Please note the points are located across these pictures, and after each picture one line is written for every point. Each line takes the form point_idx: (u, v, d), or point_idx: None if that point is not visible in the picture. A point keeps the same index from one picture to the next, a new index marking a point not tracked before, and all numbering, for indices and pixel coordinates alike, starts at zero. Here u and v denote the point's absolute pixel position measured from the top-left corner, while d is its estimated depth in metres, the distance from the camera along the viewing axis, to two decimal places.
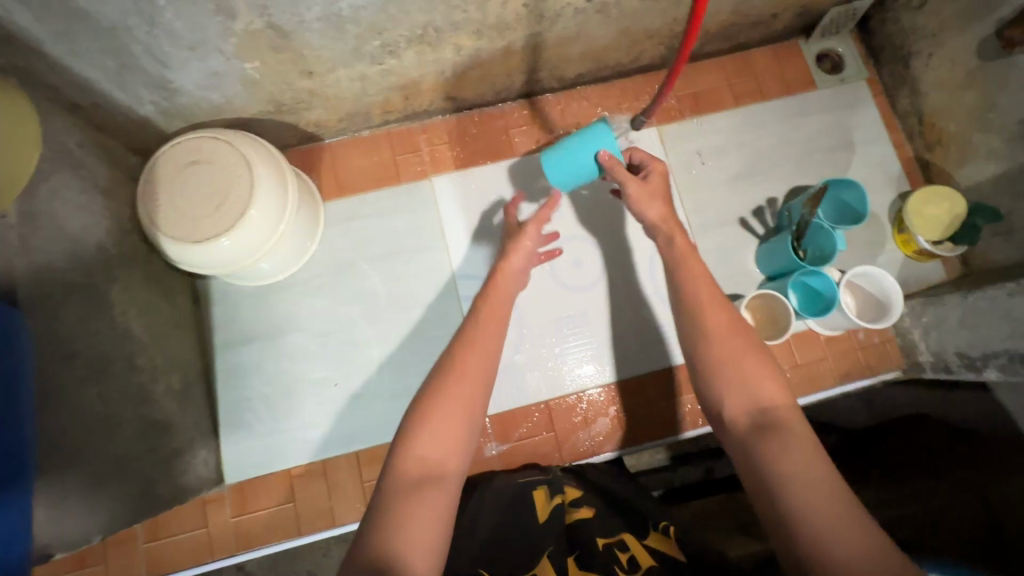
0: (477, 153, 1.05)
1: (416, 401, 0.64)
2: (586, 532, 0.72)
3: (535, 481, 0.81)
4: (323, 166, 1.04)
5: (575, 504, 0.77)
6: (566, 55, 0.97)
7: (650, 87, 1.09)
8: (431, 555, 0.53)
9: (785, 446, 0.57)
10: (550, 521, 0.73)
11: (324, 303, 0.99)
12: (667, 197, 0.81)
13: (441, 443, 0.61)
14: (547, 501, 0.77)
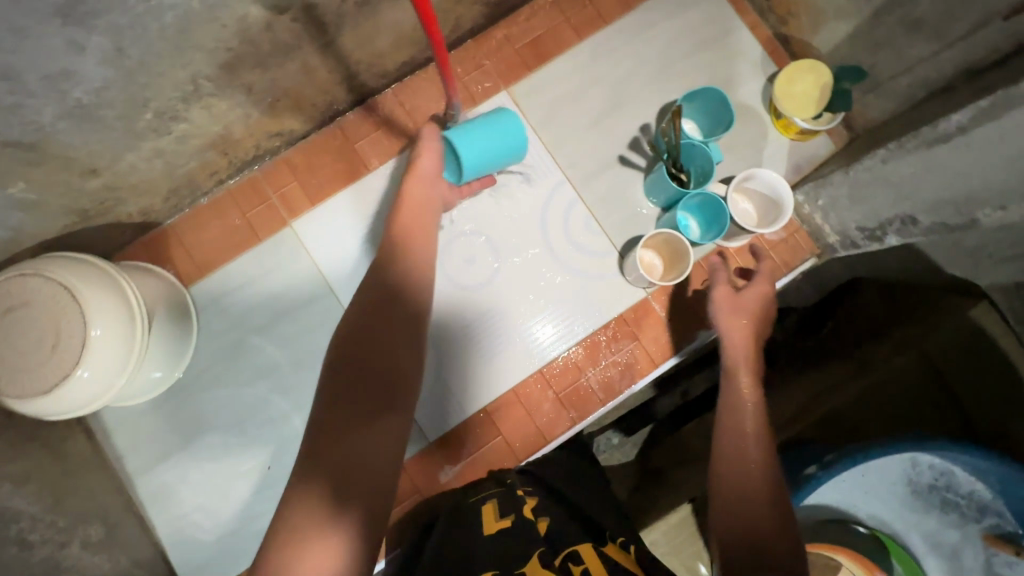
0: (329, 180, 0.96)
1: (379, 308, 0.65)
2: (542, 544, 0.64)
3: (491, 497, 0.75)
4: (170, 250, 0.94)
5: (538, 514, 0.70)
6: (377, 51, 0.87)
7: (485, 51, 1.00)
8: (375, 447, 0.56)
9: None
10: (500, 539, 0.65)
11: (227, 390, 0.94)
12: (759, 316, 0.82)
13: (409, 360, 0.63)
14: (496, 518, 0.69)
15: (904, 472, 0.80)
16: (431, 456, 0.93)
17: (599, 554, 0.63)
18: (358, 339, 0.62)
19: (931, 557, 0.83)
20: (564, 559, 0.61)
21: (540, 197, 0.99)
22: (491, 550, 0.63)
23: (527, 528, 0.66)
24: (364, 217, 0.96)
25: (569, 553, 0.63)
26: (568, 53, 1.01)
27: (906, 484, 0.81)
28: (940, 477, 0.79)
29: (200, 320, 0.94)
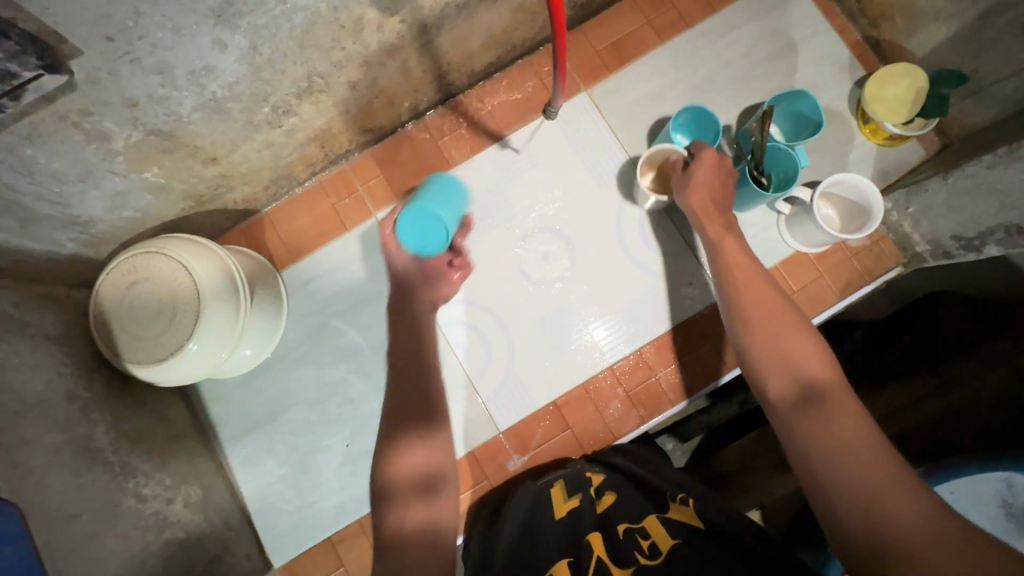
0: (413, 174, 1.01)
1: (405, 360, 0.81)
2: (607, 518, 0.67)
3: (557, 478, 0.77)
4: (266, 237, 1.00)
5: (601, 491, 0.72)
6: (468, 51, 0.91)
7: (567, 53, 1.02)
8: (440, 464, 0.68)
9: (827, 431, 0.56)
10: (573, 520, 0.68)
11: (312, 370, 0.99)
12: (715, 182, 0.82)
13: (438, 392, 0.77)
14: (565, 498, 0.72)
15: (996, 493, 0.75)
16: (500, 444, 0.95)
17: (662, 519, 0.64)
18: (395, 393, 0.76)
19: None
20: (631, 529, 0.64)
21: (617, 197, 1.00)
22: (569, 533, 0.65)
23: (595, 510, 0.69)
24: None
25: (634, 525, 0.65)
26: (650, 54, 1.02)
27: (1001, 510, 0.75)
28: None
29: (289, 302, 1.00)
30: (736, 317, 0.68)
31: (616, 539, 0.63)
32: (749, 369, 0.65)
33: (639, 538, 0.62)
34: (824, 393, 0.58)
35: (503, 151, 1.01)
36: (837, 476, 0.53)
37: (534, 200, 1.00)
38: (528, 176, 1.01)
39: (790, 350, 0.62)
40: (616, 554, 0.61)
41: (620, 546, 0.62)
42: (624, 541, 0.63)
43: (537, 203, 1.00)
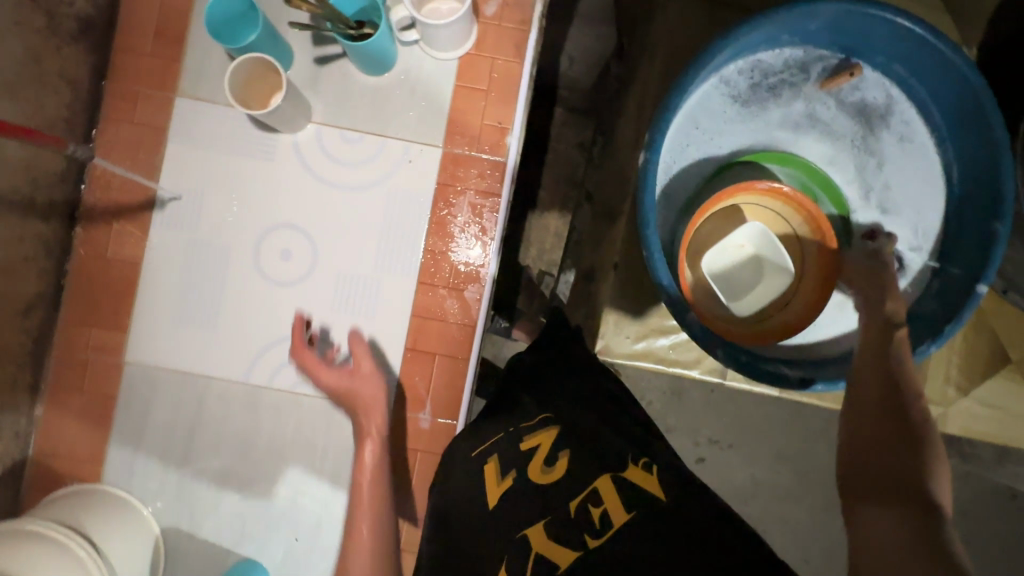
0: (118, 301, 0.92)
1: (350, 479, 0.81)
2: (561, 491, 0.70)
3: (495, 448, 0.76)
4: (56, 468, 0.90)
5: (552, 462, 0.73)
6: (21, 164, 0.80)
7: (128, 81, 0.91)
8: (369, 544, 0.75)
9: (880, 519, 0.51)
10: (510, 500, 0.71)
11: (212, 520, 0.92)
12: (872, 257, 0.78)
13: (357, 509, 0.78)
14: (499, 480, 0.73)
15: (723, 95, 0.84)
16: (402, 417, 0.93)
17: (615, 487, 0.68)
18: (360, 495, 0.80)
19: (805, 136, 0.85)
20: (583, 503, 0.68)
21: (291, 151, 0.93)
22: (518, 509, 0.70)
23: (547, 487, 0.71)
24: (175, 301, 0.92)
25: (586, 493, 0.69)
26: (192, 15, 0.91)
27: (733, 101, 0.84)
28: (751, 74, 0.84)
29: (135, 492, 0.92)
30: (852, 422, 0.62)
31: (567, 517, 0.67)
32: (847, 456, 0.60)
33: (591, 508, 0.67)
34: (902, 482, 0.53)
35: (166, 211, 0.92)
36: (861, 550, 0.50)
37: (233, 220, 0.92)
38: (206, 207, 0.92)
39: (889, 458, 0.56)
40: (568, 535, 0.66)
41: (573, 523, 0.66)
42: (576, 515, 0.67)
43: (237, 220, 0.92)
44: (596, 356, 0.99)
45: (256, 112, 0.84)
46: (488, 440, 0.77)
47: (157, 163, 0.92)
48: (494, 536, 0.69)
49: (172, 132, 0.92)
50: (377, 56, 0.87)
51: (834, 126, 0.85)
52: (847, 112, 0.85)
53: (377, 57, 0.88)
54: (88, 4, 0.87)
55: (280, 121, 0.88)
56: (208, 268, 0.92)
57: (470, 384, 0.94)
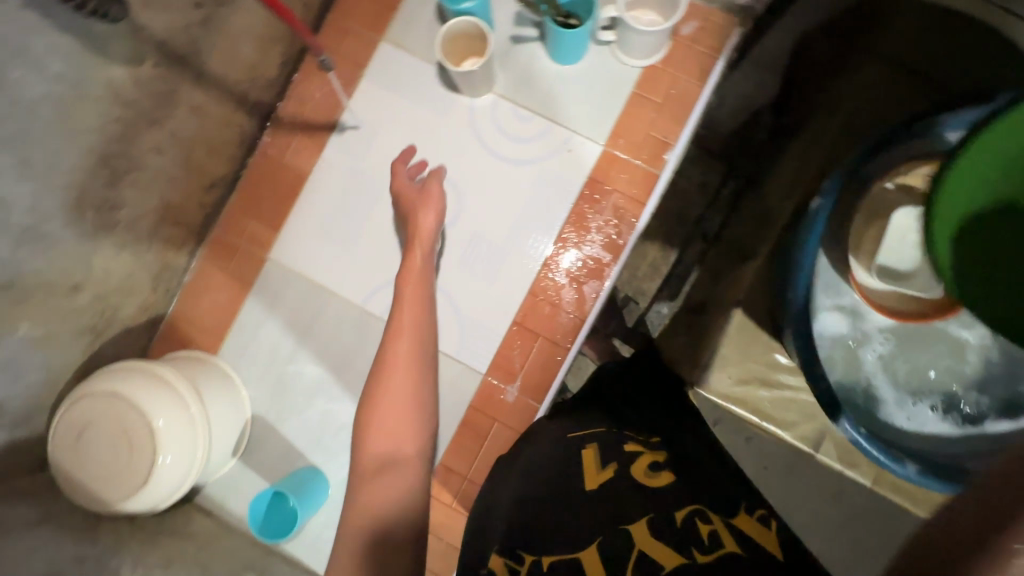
0: (279, 203, 1.01)
1: (371, 374, 0.78)
2: (664, 497, 0.67)
3: (594, 437, 0.79)
4: (185, 331, 1.01)
5: (655, 469, 0.72)
6: (249, 61, 0.90)
7: (347, 16, 1.01)
8: (392, 437, 0.73)
9: None
10: (607, 488, 0.70)
11: (296, 420, 0.99)
12: None
13: (386, 421, 0.74)
14: (598, 467, 0.73)
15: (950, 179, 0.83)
16: (490, 384, 0.96)
17: (729, 523, 0.64)
18: (372, 384, 0.77)
19: None
20: (690, 517, 0.63)
21: (465, 113, 0.99)
22: (621, 493, 0.68)
23: (649, 485, 0.69)
24: (325, 216, 1.01)
25: (693, 510, 0.65)
26: None
27: None
28: None
29: (240, 374, 1.01)
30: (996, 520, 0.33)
31: (670, 525, 0.62)
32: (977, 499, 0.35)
33: (699, 524, 0.62)
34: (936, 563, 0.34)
35: (343, 136, 1.01)
36: None
37: None
38: (378, 142, 1.00)
39: None
40: (672, 538, 0.61)
41: (680, 530, 0.62)
42: (682, 528, 0.62)
43: None
44: (691, 387, 0.96)
45: (453, 70, 0.90)
46: (584, 428, 0.82)
47: (347, 93, 1.01)
48: (583, 507, 0.68)
49: (369, 70, 1.01)
50: (573, 48, 0.92)
51: None
52: None
53: (573, 48, 0.92)
54: None
55: (468, 83, 0.94)
56: (363, 196, 1.00)
57: (562, 374, 0.95)
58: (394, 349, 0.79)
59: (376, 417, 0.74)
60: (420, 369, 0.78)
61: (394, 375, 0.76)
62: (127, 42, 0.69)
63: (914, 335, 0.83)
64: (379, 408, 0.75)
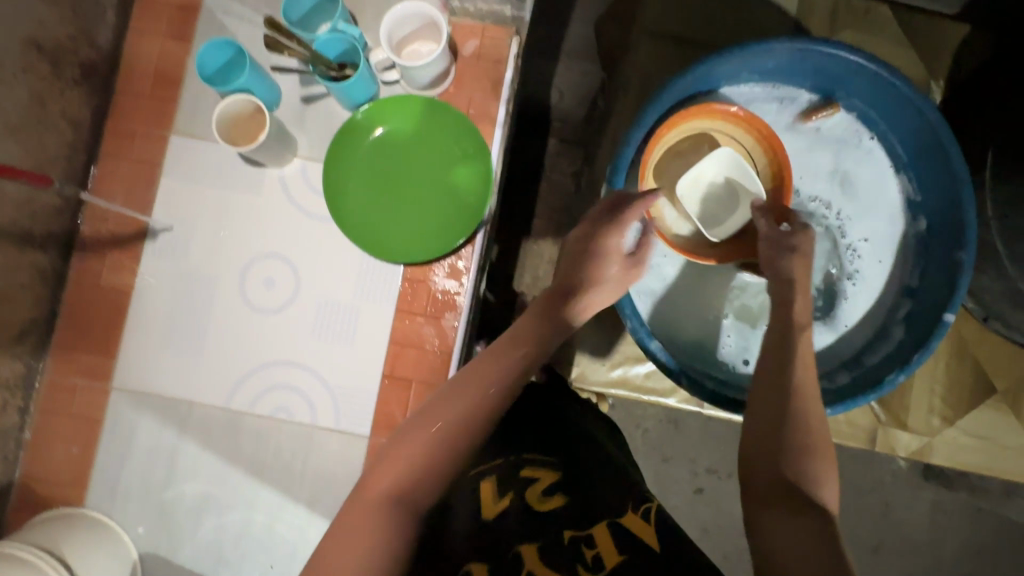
0: (109, 327, 0.95)
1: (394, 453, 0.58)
2: (552, 525, 0.67)
3: (494, 469, 0.74)
4: (41, 491, 0.93)
5: (548, 492, 0.71)
6: (19, 198, 0.85)
7: (128, 120, 0.97)
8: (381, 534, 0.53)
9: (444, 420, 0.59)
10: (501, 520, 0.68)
11: (190, 544, 0.93)
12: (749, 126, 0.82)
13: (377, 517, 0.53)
14: (496, 497, 0.70)
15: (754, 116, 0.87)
16: (378, 443, 0.94)
17: (608, 527, 0.67)
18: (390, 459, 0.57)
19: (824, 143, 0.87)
20: (577, 538, 0.66)
21: (278, 183, 0.97)
22: (515, 535, 0.67)
23: (536, 511, 0.69)
24: (162, 327, 0.96)
25: (581, 533, 0.67)
26: (189, 59, 0.97)
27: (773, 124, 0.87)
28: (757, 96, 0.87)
29: (117, 516, 0.94)
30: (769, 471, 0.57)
31: (558, 550, 0.65)
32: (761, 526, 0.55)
33: (584, 548, 0.65)
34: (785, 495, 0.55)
35: (158, 242, 0.96)
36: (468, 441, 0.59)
37: (222, 250, 0.96)
38: (196, 238, 0.96)
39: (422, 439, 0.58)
40: (559, 564, 0.64)
41: (563, 551, 0.65)
42: (568, 548, 0.65)
43: (226, 249, 0.96)
44: (573, 384, 0.99)
45: (243, 148, 0.88)
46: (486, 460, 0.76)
47: (149, 197, 0.97)
48: (466, 547, 0.67)
49: (166, 167, 0.97)
50: (358, 97, 0.92)
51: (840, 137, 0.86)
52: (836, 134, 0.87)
53: (357, 97, 0.92)
54: (92, 51, 0.92)
55: (266, 155, 0.92)
56: (197, 295, 0.96)
57: None
58: (431, 433, 0.58)
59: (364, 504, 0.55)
60: (474, 417, 0.58)
61: (422, 471, 0.56)
62: None
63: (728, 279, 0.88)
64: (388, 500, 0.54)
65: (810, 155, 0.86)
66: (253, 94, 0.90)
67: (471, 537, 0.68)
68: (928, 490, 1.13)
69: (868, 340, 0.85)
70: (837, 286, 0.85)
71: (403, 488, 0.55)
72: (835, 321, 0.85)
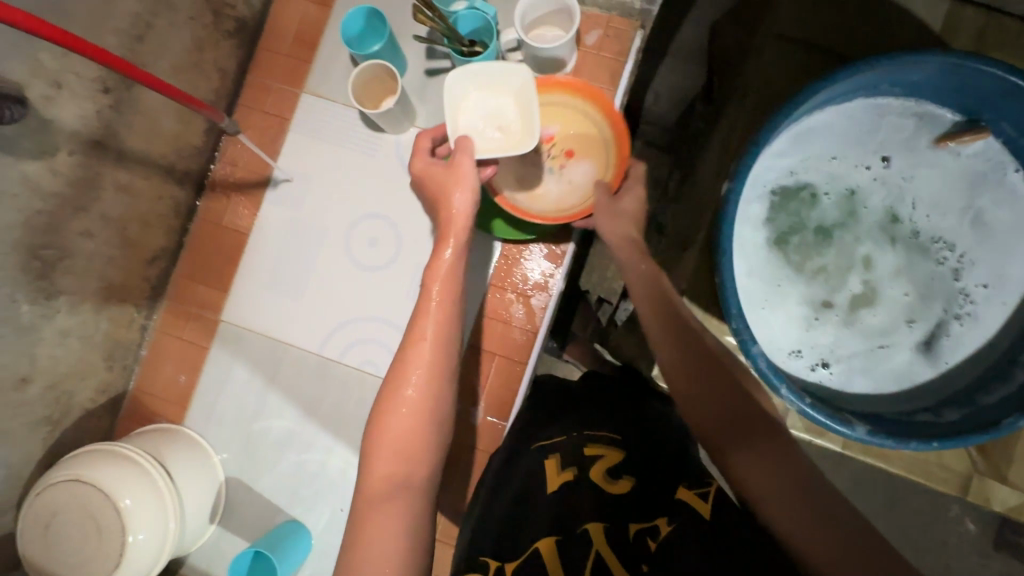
0: (224, 264, 1.03)
1: (368, 442, 0.64)
2: (618, 508, 0.67)
3: (558, 445, 0.77)
4: (148, 404, 1.01)
5: (615, 474, 0.71)
6: (170, 134, 0.93)
7: (265, 75, 1.04)
8: (385, 536, 0.55)
9: (394, 395, 0.65)
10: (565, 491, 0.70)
11: (270, 476, 0.99)
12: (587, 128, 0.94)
13: (378, 523, 0.56)
14: (558, 469, 0.73)
15: (891, 132, 0.85)
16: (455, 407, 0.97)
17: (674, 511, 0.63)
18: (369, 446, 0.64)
19: (960, 167, 0.84)
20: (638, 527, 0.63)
21: (394, 147, 1.02)
22: (551, 518, 0.68)
23: (607, 493, 0.69)
24: (271, 270, 1.02)
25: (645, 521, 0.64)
26: (328, 24, 1.03)
27: (913, 145, 0.85)
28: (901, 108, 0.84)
29: (209, 439, 1.01)
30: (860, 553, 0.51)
31: (622, 535, 0.63)
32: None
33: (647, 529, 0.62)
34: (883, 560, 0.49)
35: (278, 191, 1.03)
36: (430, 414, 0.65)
37: (334, 206, 1.02)
38: (313, 191, 1.02)
39: (400, 425, 0.63)
40: (623, 552, 0.61)
41: (631, 542, 0.62)
42: (630, 535, 0.63)
43: (338, 205, 1.02)
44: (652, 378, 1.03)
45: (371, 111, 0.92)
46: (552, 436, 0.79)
47: (274, 149, 1.03)
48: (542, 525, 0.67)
49: (294, 122, 1.03)
50: None
51: (981, 170, 0.83)
52: (970, 170, 0.84)
53: None
54: (246, 8, 1.00)
55: (388, 121, 0.96)
56: (305, 244, 1.02)
57: (524, 387, 0.97)
58: (387, 413, 0.64)
59: (367, 513, 0.57)
60: (431, 388, 0.65)
61: (386, 445, 0.62)
62: (37, 138, 0.72)
63: (823, 303, 0.86)
64: (374, 488, 0.60)
65: (945, 179, 0.84)
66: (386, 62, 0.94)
67: (547, 511, 0.69)
68: (996, 560, 1.00)
69: (985, 379, 0.80)
70: (940, 323, 0.84)
71: (401, 473, 0.61)
72: (936, 357, 0.83)
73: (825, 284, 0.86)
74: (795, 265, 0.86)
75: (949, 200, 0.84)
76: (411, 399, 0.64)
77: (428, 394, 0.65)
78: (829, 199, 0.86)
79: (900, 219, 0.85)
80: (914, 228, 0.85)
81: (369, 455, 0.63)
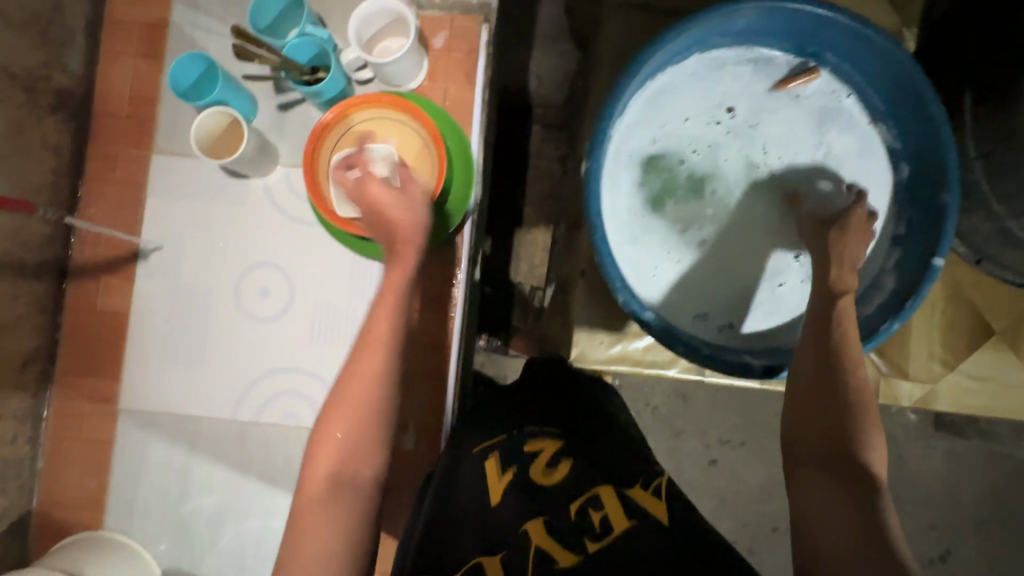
0: (110, 351, 0.96)
1: (315, 438, 0.66)
2: (558, 496, 0.69)
3: (496, 446, 0.75)
4: (59, 517, 0.94)
5: (553, 464, 0.72)
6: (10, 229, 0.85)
7: (107, 143, 0.97)
8: (330, 543, 0.60)
9: (340, 403, 0.67)
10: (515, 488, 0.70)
11: (211, 556, 0.95)
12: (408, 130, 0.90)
13: (320, 535, 0.60)
14: (499, 473, 0.72)
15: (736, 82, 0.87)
16: None
17: (618, 498, 0.67)
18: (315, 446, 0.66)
19: (806, 103, 0.87)
20: (582, 506, 0.67)
21: (262, 191, 0.97)
22: (516, 512, 0.68)
23: (545, 483, 0.70)
24: (162, 346, 0.96)
25: (586, 498, 0.68)
26: (162, 78, 0.97)
27: (758, 91, 0.87)
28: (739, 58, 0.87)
29: (136, 535, 0.95)
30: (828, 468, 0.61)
31: (565, 520, 0.66)
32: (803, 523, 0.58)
33: (591, 512, 0.66)
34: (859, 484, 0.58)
35: (149, 262, 0.97)
36: (381, 417, 0.67)
37: (214, 265, 0.97)
38: (188, 254, 0.97)
39: (349, 427, 0.65)
40: (568, 535, 0.64)
41: (575, 524, 0.65)
42: (573, 519, 0.66)
43: (218, 263, 0.97)
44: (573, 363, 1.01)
45: (224, 161, 0.88)
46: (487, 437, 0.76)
47: (135, 218, 0.97)
48: (471, 526, 0.67)
49: (150, 187, 0.97)
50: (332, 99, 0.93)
51: (823, 104, 0.87)
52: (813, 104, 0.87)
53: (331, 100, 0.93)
54: (65, 77, 0.93)
55: (247, 165, 0.92)
56: (193, 310, 0.97)
57: (450, 402, 0.96)
58: (335, 412, 0.66)
59: (308, 516, 0.61)
60: (380, 393, 0.67)
61: (336, 452, 0.65)
62: None
63: (709, 260, 0.88)
64: (325, 497, 0.62)
65: (789, 119, 0.87)
66: (228, 106, 0.90)
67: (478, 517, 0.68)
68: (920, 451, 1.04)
69: (862, 290, 0.85)
70: None
71: (342, 471, 0.64)
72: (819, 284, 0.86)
73: (710, 249, 0.88)
74: (672, 232, 0.88)
75: (801, 137, 0.87)
76: (365, 404, 0.66)
77: (380, 403, 0.67)
78: (692, 164, 0.88)
79: (759, 166, 0.87)
80: (774, 173, 0.87)
81: (320, 455, 0.65)
